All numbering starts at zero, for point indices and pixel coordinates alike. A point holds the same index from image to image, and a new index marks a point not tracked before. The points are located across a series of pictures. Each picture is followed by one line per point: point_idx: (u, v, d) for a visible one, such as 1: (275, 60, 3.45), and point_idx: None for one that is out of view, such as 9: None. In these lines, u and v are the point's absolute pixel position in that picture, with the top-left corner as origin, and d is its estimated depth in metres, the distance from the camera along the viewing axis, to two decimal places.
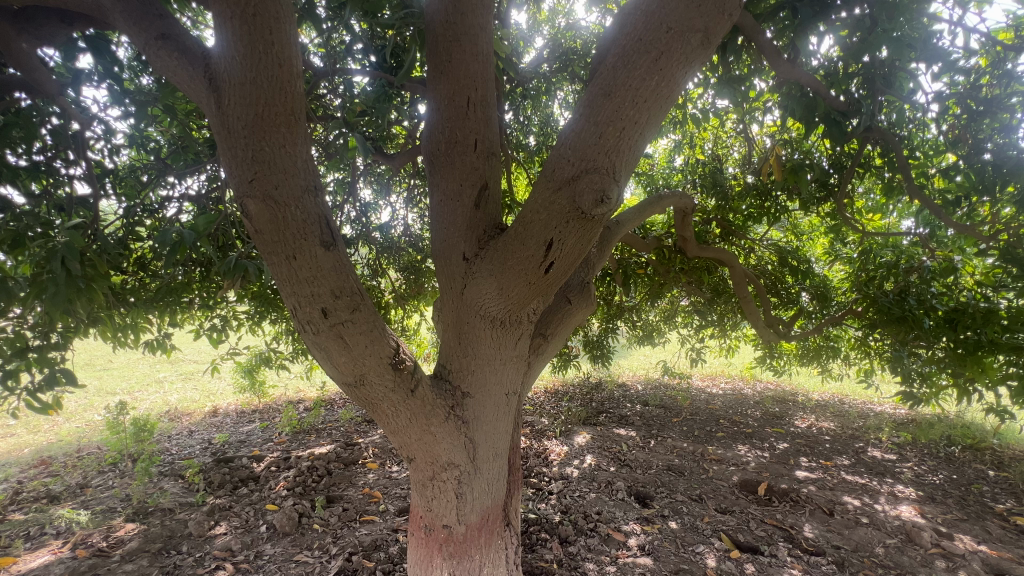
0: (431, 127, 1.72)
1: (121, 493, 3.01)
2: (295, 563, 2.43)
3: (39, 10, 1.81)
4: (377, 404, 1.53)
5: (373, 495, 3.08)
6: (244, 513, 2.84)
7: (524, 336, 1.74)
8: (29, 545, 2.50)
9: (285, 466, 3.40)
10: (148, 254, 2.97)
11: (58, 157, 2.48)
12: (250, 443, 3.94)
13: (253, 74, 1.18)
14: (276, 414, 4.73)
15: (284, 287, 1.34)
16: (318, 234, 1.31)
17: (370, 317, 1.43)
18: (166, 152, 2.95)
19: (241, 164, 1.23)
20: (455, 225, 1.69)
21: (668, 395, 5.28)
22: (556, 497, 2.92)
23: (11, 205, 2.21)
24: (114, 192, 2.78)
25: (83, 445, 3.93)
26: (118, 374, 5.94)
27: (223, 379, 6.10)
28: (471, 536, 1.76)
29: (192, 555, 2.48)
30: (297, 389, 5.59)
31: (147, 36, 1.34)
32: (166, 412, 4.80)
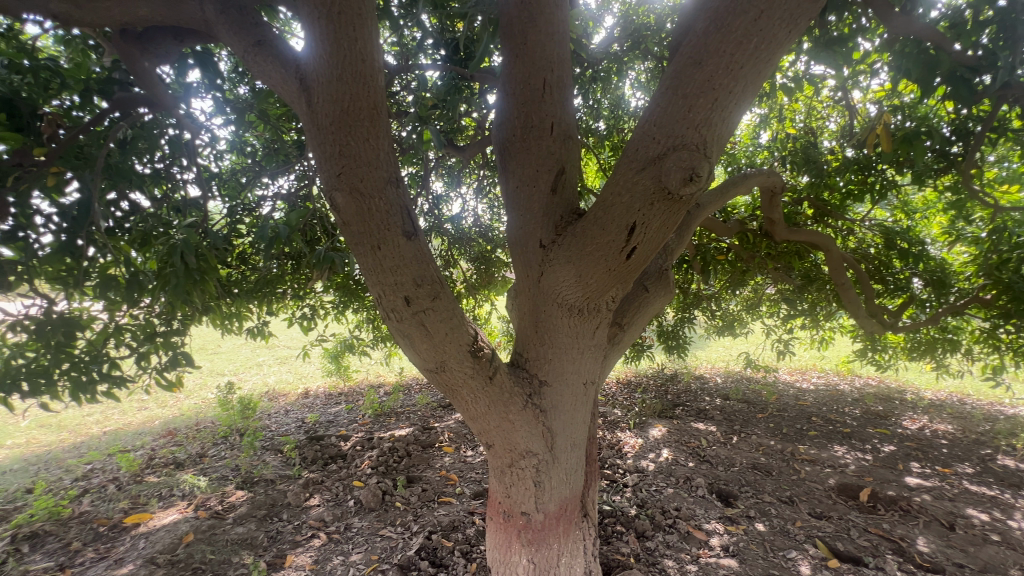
0: (505, 114, 1.71)
1: (232, 464, 3.37)
2: (380, 537, 2.59)
3: (156, 29, 2.03)
4: (457, 390, 1.55)
5: (450, 478, 3.20)
6: (335, 488, 3.07)
7: (602, 325, 1.69)
8: (161, 504, 2.87)
9: (369, 445, 3.62)
10: (248, 249, 3.26)
11: (174, 164, 2.78)
12: (338, 424, 4.24)
13: (340, 73, 1.23)
14: (359, 397, 5.06)
15: (370, 276, 1.39)
16: (400, 224, 1.36)
17: (450, 304, 1.46)
18: (262, 155, 3.22)
19: (330, 158, 1.29)
20: (531, 212, 1.67)
21: (752, 389, 4.96)
22: (632, 490, 2.86)
23: (140, 209, 2.53)
24: (220, 194, 3.07)
25: (201, 419, 4.45)
26: (226, 357, 6.66)
27: (313, 363, 6.63)
28: (550, 524, 1.76)
29: (292, 522, 2.72)
30: (378, 374, 5.94)
31: (245, 44, 1.45)
32: (267, 392, 5.31)
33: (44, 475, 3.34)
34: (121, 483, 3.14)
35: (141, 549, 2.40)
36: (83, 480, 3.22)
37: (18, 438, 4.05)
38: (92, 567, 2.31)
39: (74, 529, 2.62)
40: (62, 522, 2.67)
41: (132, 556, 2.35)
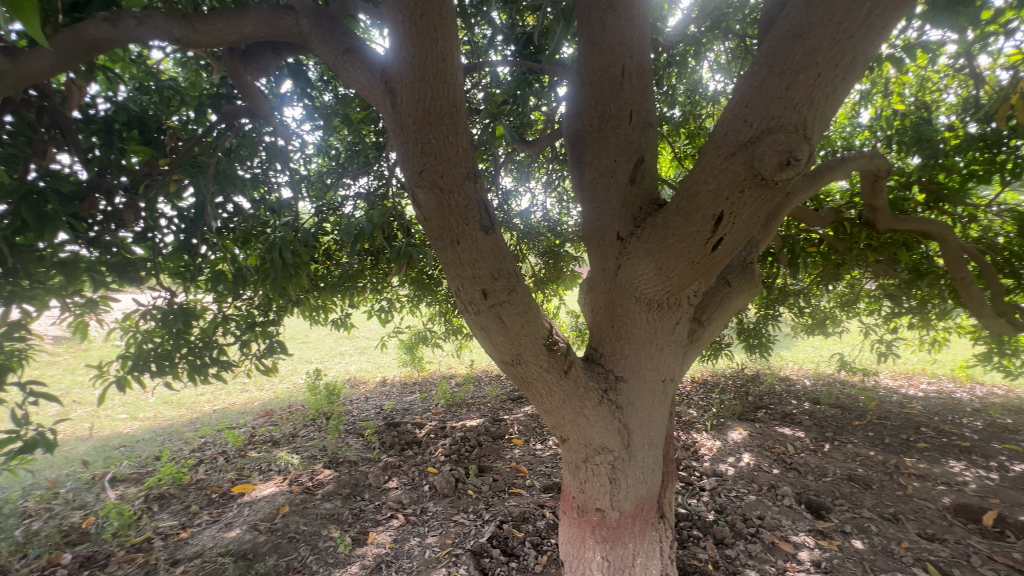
0: (582, 105, 1.69)
1: (320, 444, 3.65)
2: (454, 523, 2.69)
3: (256, 45, 2.23)
4: (532, 383, 1.56)
5: (520, 470, 3.25)
6: (411, 472, 3.22)
7: (683, 320, 1.62)
8: (262, 477, 3.18)
9: (442, 434, 3.76)
10: (333, 245, 3.47)
11: (270, 168, 3.04)
12: (413, 412, 4.45)
13: (422, 73, 1.27)
14: (433, 387, 5.27)
15: (449, 269, 1.43)
16: (478, 219, 1.38)
17: (525, 298, 1.47)
18: (344, 157, 3.45)
19: (412, 156, 1.35)
20: (608, 203, 1.64)
21: (847, 394, 4.53)
22: (709, 494, 2.72)
23: (242, 210, 2.80)
24: (308, 195, 3.32)
25: (293, 402, 4.86)
26: (314, 346, 7.22)
27: (390, 353, 6.99)
28: (626, 523, 1.73)
29: (373, 502, 2.90)
30: (449, 365, 6.15)
31: (336, 52, 1.55)
32: (349, 379, 5.69)
33: (168, 445, 3.82)
34: (228, 456, 3.51)
35: (246, 516, 2.67)
36: (198, 452, 3.64)
37: (147, 412, 4.67)
38: (207, 528, 2.61)
39: (192, 494, 2.98)
40: (183, 487, 3.04)
41: (238, 521, 2.63)
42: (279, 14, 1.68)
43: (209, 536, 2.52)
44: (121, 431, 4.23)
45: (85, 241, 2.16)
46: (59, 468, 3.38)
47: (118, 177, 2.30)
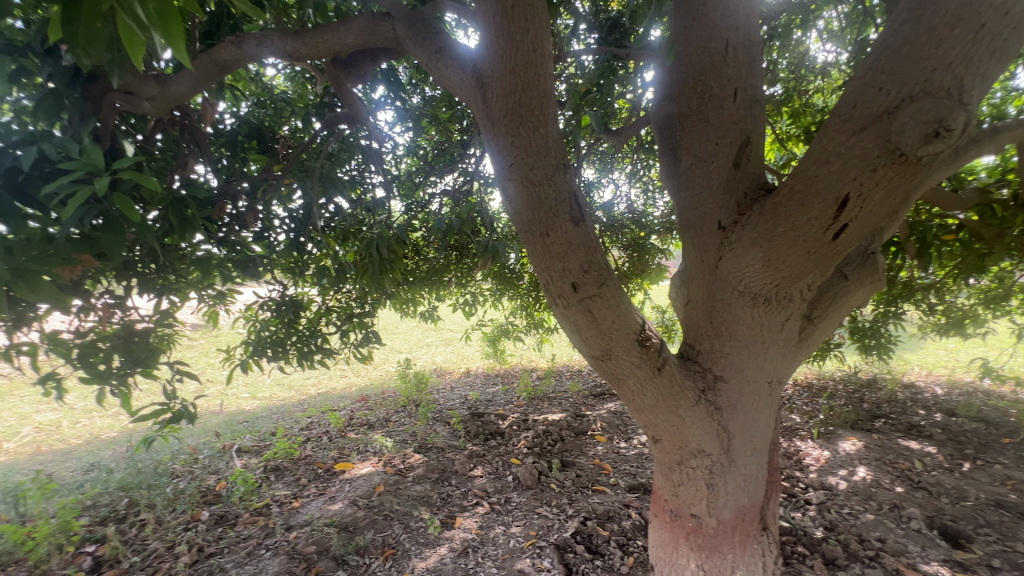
0: (679, 85, 1.60)
1: (411, 430, 3.86)
2: (537, 515, 2.71)
3: (356, 53, 2.37)
4: (623, 380, 1.52)
5: (604, 468, 3.20)
6: (495, 462, 3.29)
7: (794, 317, 1.49)
8: (360, 456, 3.44)
9: (525, 426, 3.80)
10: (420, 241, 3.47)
11: (365, 170, 3.25)
12: (496, 403, 4.55)
13: (512, 65, 1.27)
14: (514, 379, 5.36)
15: (538, 262, 1.43)
16: (568, 211, 1.36)
17: (616, 291, 1.43)
18: (432, 156, 3.60)
19: (503, 150, 1.36)
20: (708, 189, 1.54)
21: (992, 406, 3.88)
22: (817, 509, 2.48)
23: (342, 210, 3.02)
24: (398, 194, 3.50)
25: (386, 389, 5.20)
26: (404, 337, 7.66)
27: (473, 345, 7.22)
28: (725, 532, 1.63)
29: (460, 488, 3.01)
30: (531, 359, 6.21)
31: (429, 52, 1.60)
32: (436, 369, 5.97)
33: (282, 422, 4.27)
34: (331, 436, 3.84)
35: (347, 492, 2.91)
36: (306, 430, 4.03)
37: (264, 392, 5.26)
38: (315, 500, 2.87)
39: (302, 468, 3.30)
40: (294, 461, 3.38)
41: (341, 496, 2.87)
42: (377, 21, 1.78)
43: (316, 507, 2.77)
44: (244, 408, 4.81)
45: (216, 240, 2.45)
46: (198, 437, 3.92)
47: (241, 182, 2.58)
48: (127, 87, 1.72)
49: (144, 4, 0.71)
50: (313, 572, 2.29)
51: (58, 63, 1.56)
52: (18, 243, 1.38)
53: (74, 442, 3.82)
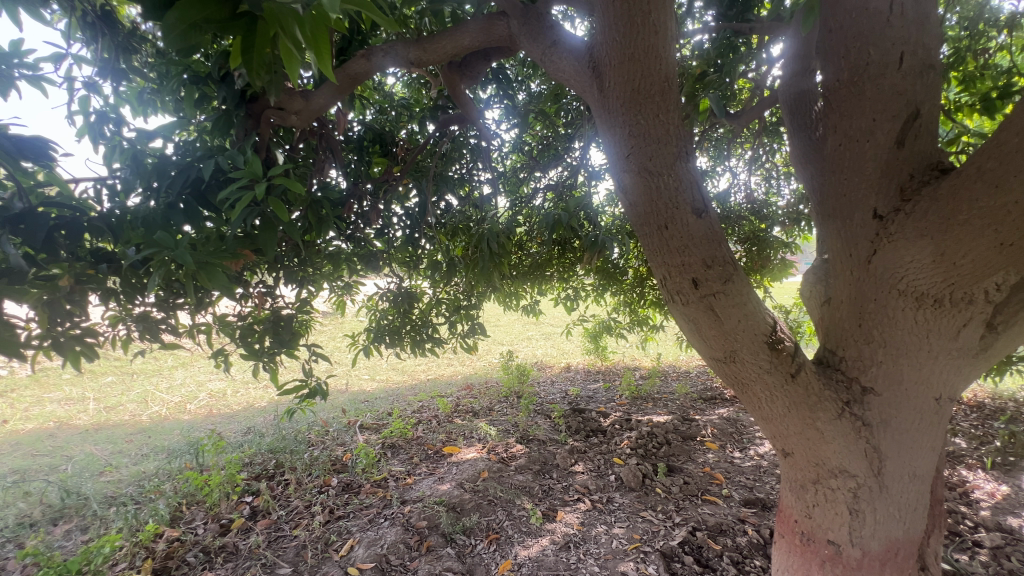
0: (829, 58, 1.50)
1: (513, 420, 3.96)
2: (641, 519, 2.62)
3: (470, 54, 2.47)
4: (748, 385, 1.45)
5: (715, 477, 3.00)
6: (597, 460, 3.24)
7: (973, 324, 1.27)
8: (465, 441, 3.61)
9: (628, 426, 3.68)
10: (525, 236, 3.44)
11: (474, 168, 3.38)
12: (597, 400, 4.48)
13: (631, 51, 1.29)
14: (616, 377, 5.23)
15: (654, 257, 1.42)
16: (689, 202, 1.35)
17: (742, 287, 1.38)
18: (537, 151, 3.64)
19: (621, 140, 1.37)
20: (862, 172, 1.42)
21: None
22: (991, 555, 2.06)
23: (452, 207, 3.18)
24: (504, 190, 3.58)
25: (489, 379, 5.40)
26: (505, 329, 7.88)
27: (573, 340, 7.20)
28: (871, 566, 1.46)
29: (561, 482, 3.01)
30: (633, 357, 6.01)
31: (543, 46, 1.62)
32: (537, 362, 6.05)
33: (396, 404, 4.64)
34: (440, 420, 4.09)
35: (455, 474, 3.07)
36: (418, 413, 4.33)
37: (382, 375, 5.76)
38: (426, 479, 3.07)
39: (414, 447, 3.55)
40: (408, 441, 3.65)
41: (449, 477, 3.03)
42: (492, 21, 1.83)
43: (427, 486, 2.97)
44: (366, 389, 5.32)
45: (345, 236, 2.73)
46: (329, 411, 4.43)
47: (366, 184, 2.83)
48: (280, 104, 1.98)
49: (302, 26, 0.80)
50: (425, 545, 2.46)
51: (230, 87, 1.86)
52: (200, 241, 1.67)
53: (236, 408, 4.54)
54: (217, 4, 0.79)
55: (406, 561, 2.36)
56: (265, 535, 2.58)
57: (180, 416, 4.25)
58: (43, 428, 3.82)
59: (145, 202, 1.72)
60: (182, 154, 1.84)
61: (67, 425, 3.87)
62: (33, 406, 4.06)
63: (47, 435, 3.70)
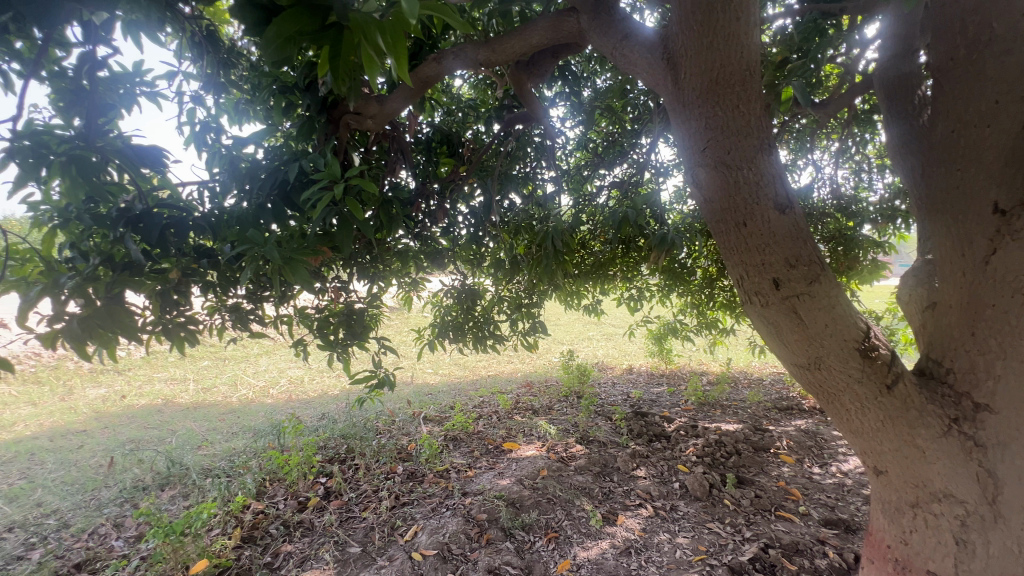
0: (942, 37, 1.39)
1: (573, 420, 3.92)
2: (708, 530, 2.51)
3: (538, 53, 2.47)
4: (836, 395, 1.39)
5: (791, 492, 2.80)
6: (660, 466, 3.14)
7: None
8: (525, 438, 3.63)
9: (694, 433, 3.53)
10: (588, 234, 3.40)
11: (538, 167, 3.39)
12: (661, 404, 4.34)
13: (710, 40, 1.26)
14: (681, 382, 5.03)
15: (731, 256, 1.38)
16: (771, 198, 1.30)
17: (829, 289, 1.32)
18: (602, 148, 3.57)
19: (698, 133, 1.34)
20: (980, 161, 1.29)
21: None
22: None
23: (516, 205, 3.20)
24: (568, 188, 3.56)
25: (549, 378, 5.40)
26: (566, 328, 7.84)
27: (635, 342, 7.02)
28: None
29: (622, 486, 2.95)
30: (700, 361, 5.75)
31: (614, 39, 1.60)
32: (598, 362, 5.96)
33: (458, 398, 4.76)
34: (500, 416, 4.14)
35: (515, 470, 3.11)
36: (479, 408, 4.41)
37: (444, 369, 5.94)
38: (486, 472, 3.13)
39: (475, 441, 3.63)
40: (469, 434, 3.74)
41: (509, 473, 3.07)
42: (562, 17, 1.83)
43: (487, 480, 3.02)
44: (429, 382, 5.51)
45: (413, 235, 2.84)
46: (395, 402, 4.64)
47: (433, 184, 2.92)
48: (357, 109, 2.09)
49: (383, 32, 0.84)
50: (485, 538, 2.51)
51: (314, 95, 2.00)
52: (285, 239, 1.79)
53: (312, 394, 4.87)
54: (308, 16, 0.84)
55: (466, 552, 2.42)
56: (337, 514, 2.74)
57: (264, 400, 4.64)
58: (153, 404, 4.32)
59: (240, 203, 1.89)
60: (272, 158, 2.01)
61: (172, 403, 4.35)
62: (145, 384, 4.61)
63: (156, 411, 4.19)
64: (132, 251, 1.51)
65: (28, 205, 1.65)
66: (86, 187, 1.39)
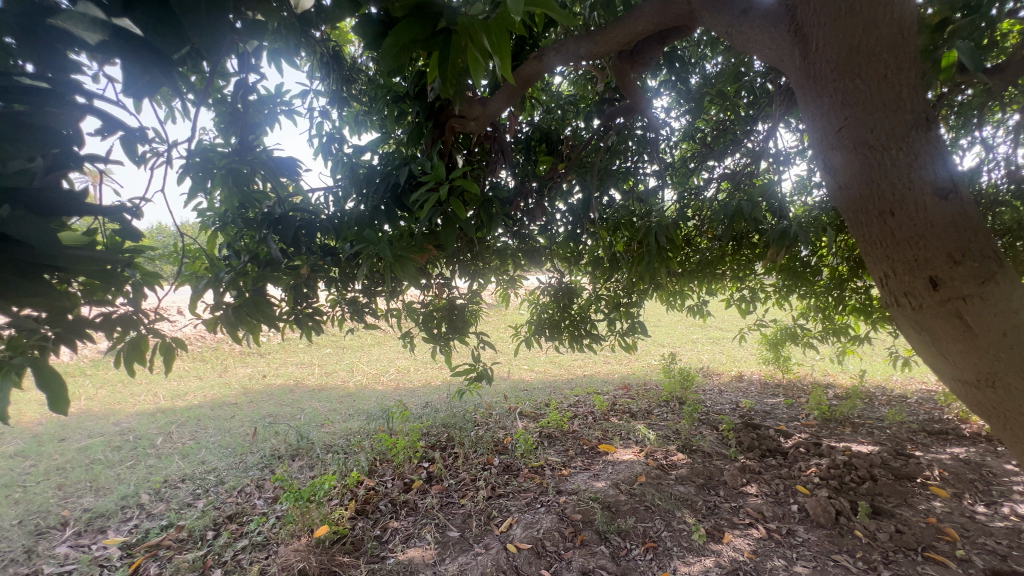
0: None
1: (674, 426, 3.72)
2: (832, 563, 2.23)
3: (642, 41, 2.36)
4: (1016, 419, 1.16)
5: (945, 532, 2.36)
6: (775, 484, 2.85)
7: None
8: (622, 442, 3.52)
9: (817, 452, 3.15)
10: (693, 230, 3.19)
11: (640, 161, 3.26)
12: (777, 416, 3.93)
13: (848, 4, 1.13)
14: (802, 394, 4.51)
15: (875, 252, 1.20)
16: (928, 183, 1.10)
17: (1008, 290, 1.10)
18: (711, 137, 3.32)
19: (832, 111, 1.19)
20: None
21: None
22: None
23: (615, 201, 3.12)
24: (672, 182, 3.38)
25: (648, 381, 5.18)
26: (667, 330, 7.45)
27: (746, 347, 6.46)
28: None
29: (729, 502, 2.73)
30: (825, 373, 5.11)
31: (728, 16, 1.44)
32: (703, 367, 5.57)
33: (554, 396, 4.77)
34: (596, 417, 4.07)
35: (610, 473, 3.02)
36: (575, 407, 4.37)
37: (540, 365, 5.97)
38: (581, 473, 3.09)
39: (570, 441, 3.60)
40: (564, 433, 3.72)
41: (604, 475, 3.00)
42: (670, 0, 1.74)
43: (582, 480, 2.98)
44: (525, 378, 5.58)
45: (512, 233, 2.88)
46: (493, 395, 4.78)
47: (532, 182, 2.95)
48: (461, 112, 2.17)
49: (489, 34, 0.85)
50: (579, 538, 2.48)
51: (424, 102, 2.13)
52: (396, 237, 1.93)
53: (417, 383, 5.21)
54: (421, 26, 0.89)
55: (561, 550, 2.41)
56: (438, 498, 2.90)
57: (376, 386, 5.07)
58: (287, 383, 4.94)
59: (358, 206, 2.08)
60: (386, 164, 2.17)
61: (302, 383, 4.94)
62: (282, 366, 5.30)
63: (289, 390, 4.78)
64: (273, 250, 1.74)
65: (198, 211, 1.97)
66: (240, 194, 1.63)
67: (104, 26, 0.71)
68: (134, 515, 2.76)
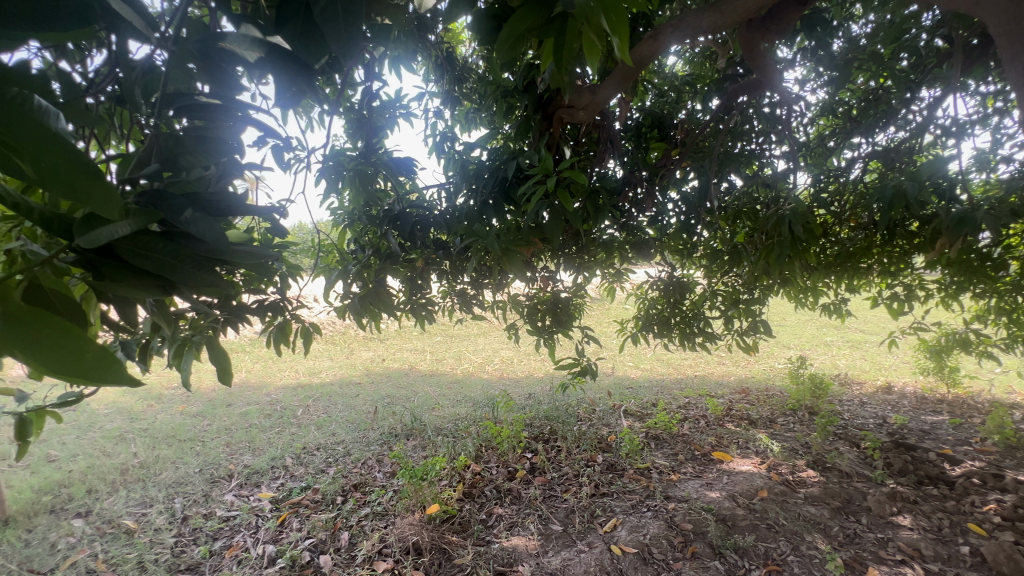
0: None
1: (803, 439, 3.31)
2: None
3: (780, 4, 2.06)
4: None
5: None
6: (937, 518, 2.39)
7: None
8: (739, 451, 3.22)
9: (996, 486, 2.59)
10: (832, 218, 2.79)
11: (767, 142, 2.94)
12: (939, 437, 3.30)
13: None
14: (975, 414, 3.73)
15: None
16: None
17: None
18: (858, 109, 2.86)
19: None
20: None
21: None
22: None
23: (736, 188, 2.84)
24: (806, 164, 2.98)
25: (770, 386, 4.68)
26: (794, 330, 6.67)
27: (897, 354, 5.54)
28: None
29: (875, 533, 2.35)
30: (1008, 390, 4.17)
31: None
32: (838, 374, 4.89)
33: (661, 396, 4.54)
34: (709, 421, 3.78)
35: (726, 483, 2.79)
36: (684, 408, 4.11)
37: (646, 363, 5.71)
38: (692, 480, 2.90)
39: (679, 444, 3.38)
40: (672, 435, 3.51)
41: (718, 485, 2.77)
42: None
43: (693, 488, 2.79)
44: (630, 375, 5.39)
45: (619, 224, 2.71)
46: (596, 390, 4.69)
47: (642, 171, 2.80)
48: (570, 102, 2.11)
49: (607, 14, 0.77)
50: (690, 550, 2.33)
51: (532, 94, 2.13)
52: (503, 231, 1.94)
53: (520, 375, 5.31)
54: (538, 11, 0.85)
55: (669, 559, 2.29)
56: (541, 490, 2.92)
57: (482, 374, 5.27)
58: (402, 367, 5.34)
59: (467, 202, 2.14)
60: (495, 159, 2.21)
61: (416, 369, 5.31)
62: (398, 351, 5.75)
63: (404, 373, 5.17)
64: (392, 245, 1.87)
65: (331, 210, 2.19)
66: (366, 194, 1.77)
67: (260, 44, 0.81)
68: (281, 474, 3.19)
